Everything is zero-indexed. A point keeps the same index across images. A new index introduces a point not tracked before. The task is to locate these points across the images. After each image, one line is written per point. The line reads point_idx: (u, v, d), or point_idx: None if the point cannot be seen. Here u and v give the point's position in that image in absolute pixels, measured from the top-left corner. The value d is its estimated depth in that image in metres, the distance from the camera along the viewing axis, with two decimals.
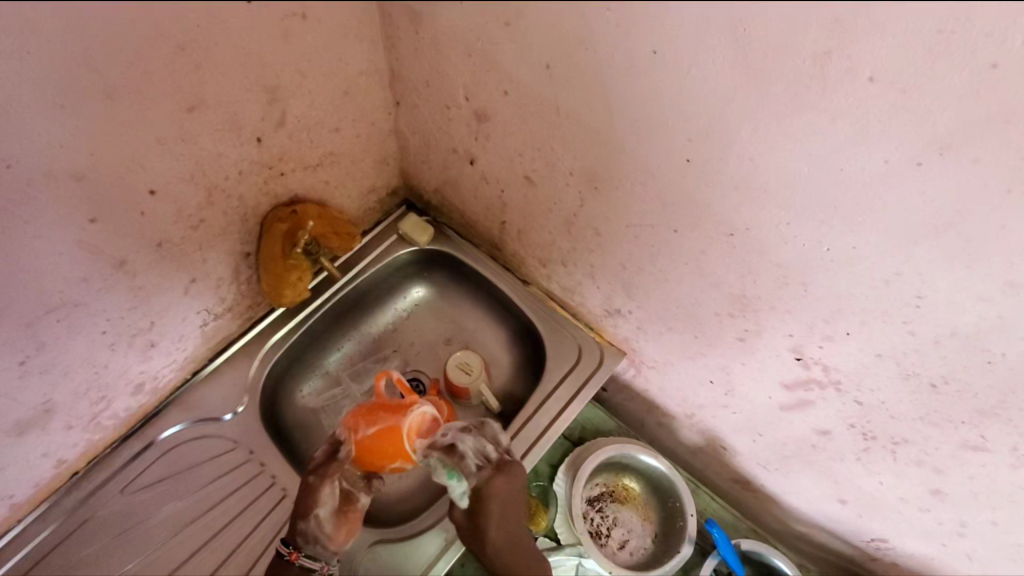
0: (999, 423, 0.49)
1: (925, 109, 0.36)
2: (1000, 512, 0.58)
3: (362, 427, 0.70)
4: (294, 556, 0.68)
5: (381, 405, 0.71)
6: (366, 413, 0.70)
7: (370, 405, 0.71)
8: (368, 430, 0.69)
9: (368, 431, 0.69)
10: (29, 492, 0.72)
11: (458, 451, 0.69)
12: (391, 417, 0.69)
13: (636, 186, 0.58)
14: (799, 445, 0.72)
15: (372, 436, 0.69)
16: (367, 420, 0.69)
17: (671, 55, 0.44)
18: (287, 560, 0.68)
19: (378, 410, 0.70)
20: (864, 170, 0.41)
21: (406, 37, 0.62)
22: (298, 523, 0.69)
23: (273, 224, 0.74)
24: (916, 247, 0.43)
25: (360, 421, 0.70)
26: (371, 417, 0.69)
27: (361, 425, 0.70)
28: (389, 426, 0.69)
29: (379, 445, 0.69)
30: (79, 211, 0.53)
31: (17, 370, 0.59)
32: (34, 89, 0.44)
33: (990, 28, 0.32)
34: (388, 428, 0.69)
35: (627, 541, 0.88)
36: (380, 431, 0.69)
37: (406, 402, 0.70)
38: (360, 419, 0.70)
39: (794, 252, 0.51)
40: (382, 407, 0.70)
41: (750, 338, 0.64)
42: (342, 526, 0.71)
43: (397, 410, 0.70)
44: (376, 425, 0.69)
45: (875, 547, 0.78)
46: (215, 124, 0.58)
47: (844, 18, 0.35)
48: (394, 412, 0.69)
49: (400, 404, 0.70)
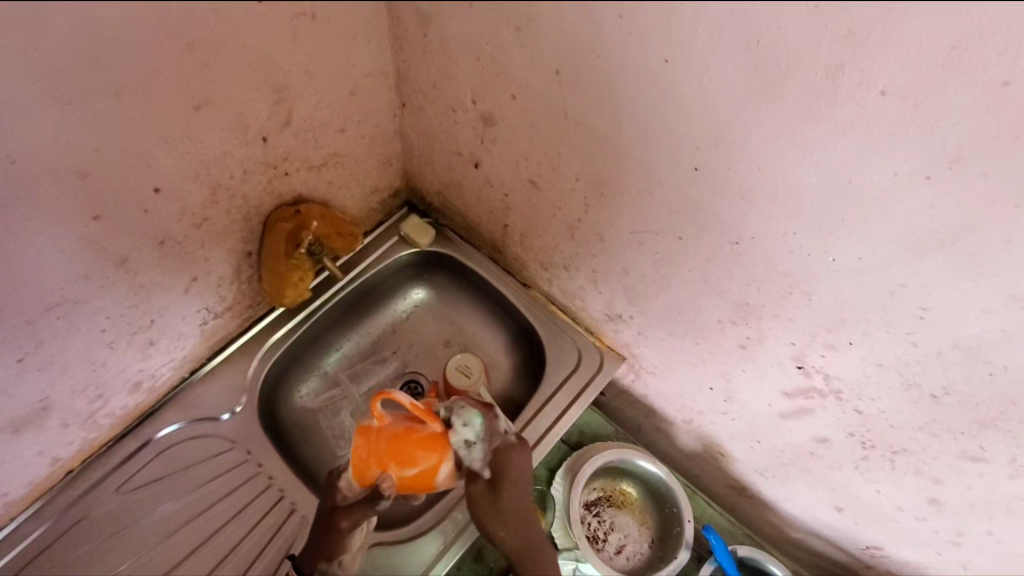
0: (997, 434, 0.50)
1: (935, 125, 0.37)
2: (997, 522, 0.58)
3: (394, 467, 0.63)
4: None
5: (410, 442, 0.62)
6: (396, 455, 0.62)
7: (392, 440, 0.62)
8: (404, 470, 0.63)
9: (407, 474, 0.63)
10: (23, 489, 0.71)
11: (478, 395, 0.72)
12: (431, 456, 0.63)
13: (643, 193, 0.58)
14: (798, 453, 0.72)
15: (410, 476, 0.64)
16: (403, 463, 0.62)
17: (685, 61, 0.44)
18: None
19: (410, 448, 0.62)
20: (873, 182, 0.42)
21: (414, 39, 0.62)
22: (320, 563, 0.69)
23: (276, 224, 0.73)
24: (921, 260, 0.44)
25: (395, 465, 0.63)
26: (406, 459, 0.62)
27: (394, 466, 0.63)
28: (428, 466, 0.63)
29: (419, 482, 0.64)
30: (83, 208, 0.53)
31: (15, 367, 0.58)
32: (43, 86, 0.43)
33: (1003, 47, 0.32)
34: (429, 466, 0.63)
35: (623, 546, 0.88)
36: (420, 471, 0.63)
37: (439, 433, 0.63)
38: (390, 460, 0.63)
39: (799, 261, 0.51)
40: (409, 443, 0.62)
41: (751, 345, 0.64)
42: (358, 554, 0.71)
43: (435, 443, 0.63)
44: (414, 466, 0.63)
45: (871, 555, 0.78)
46: (222, 122, 0.58)
47: (859, 31, 0.36)
48: (435, 448, 0.63)
49: (434, 434, 0.63)
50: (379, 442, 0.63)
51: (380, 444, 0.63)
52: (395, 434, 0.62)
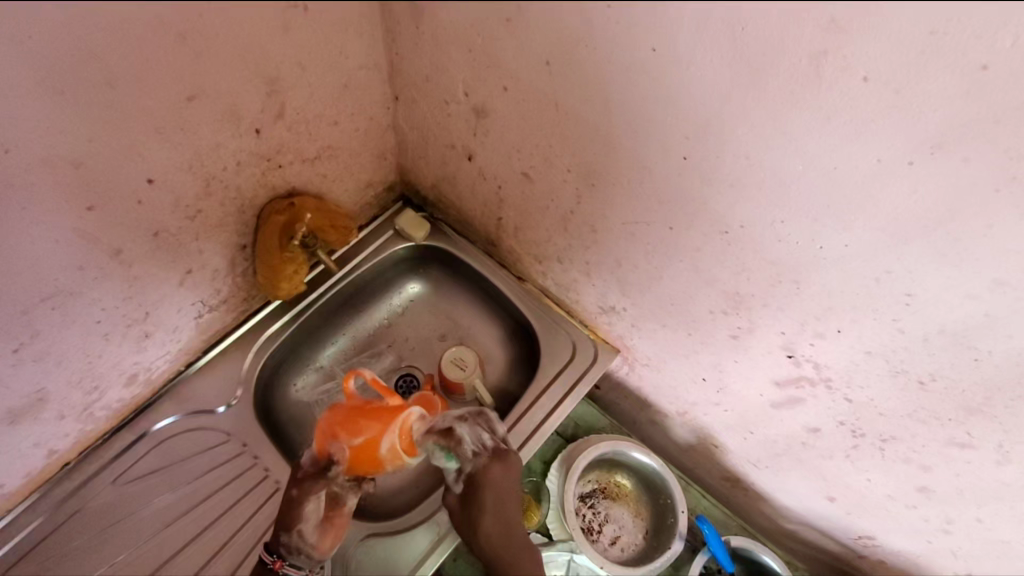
0: (984, 420, 0.50)
1: (916, 110, 0.37)
2: (986, 509, 0.58)
3: (345, 436, 0.69)
4: (277, 565, 0.69)
5: (362, 412, 0.69)
6: (346, 421, 0.69)
7: (348, 411, 0.70)
8: (353, 439, 0.69)
9: (353, 442, 0.69)
10: (19, 482, 0.71)
11: (457, 436, 0.71)
12: (375, 426, 0.68)
13: (634, 184, 0.58)
14: (789, 443, 0.73)
15: (358, 446, 0.69)
16: (350, 431, 0.68)
17: (672, 51, 0.44)
18: (272, 568, 0.69)
19: (360, 419, 0.69)
20: (857, 168, 0.42)
21: (406, 31, 0.62)
22: (280, 535, 0.70)
23: (272, 216, 0.75)
24: (906, 246, 0.44)
25: (342, 430, 0.69)
26: (353, 427, 0.68)
27: (343, 435, 0.69)
28: (371, 435, 0.68)
29: (365, 454, 0.69)
30: (76, 199, 0.53)
31: (11, 358, 0.58)
32: (33, 76, 0.43)
33: (981, 31, 0.32)
34: (372, 438, 0.68)
35: (618, 536, 0.89)
36: (364, 441, 0.68)
37: (388, 408, 0.69)
38: (342, 428, 0.69)
39: (787, 249, 0.52)
40: (361, 414, 0.69)
41: (742, 335, 0.64)
42: (325, 534, 0.71)
43: (383, 415, 0.69)
44: (359, 434, 0.68)
45: (863, 545, 0.79)
46: (214, 114, 0.58)
47: (841, 19, 0.36)
48: (379, 420, 0.68)
49: (385, 408, 0.69)
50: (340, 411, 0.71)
51: (339, 413, 0.71)
52: (352, 406, 0.70)
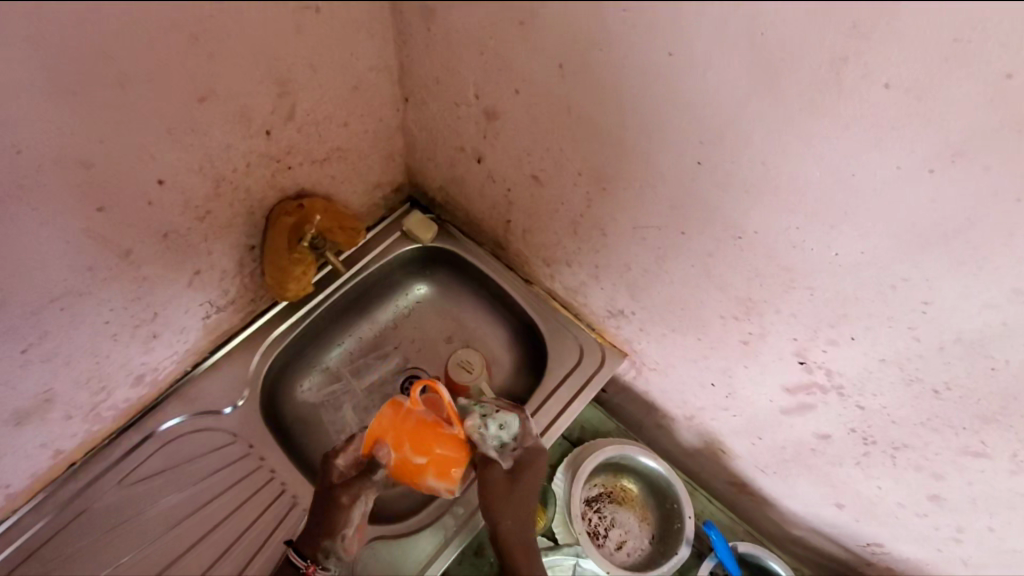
0: (999, 430, 0.50)
1: (939, 115, 0.37)
2: (998, 519, 0.58)
3: (408, 448, 0.66)
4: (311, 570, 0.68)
5: (434, 433, 0.67)
6: (414, 436, 0.66)
7: (419, 427, 0.67)
8: (416, 455, 0.67)
9: (416, 459, 0.67)
10: (26, 482, 0.71)
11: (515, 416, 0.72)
12: (446, 454, 0.67)
13: (646, 188, 0.58)
14: (798, 449, 0.72)
15: (416, 463, 0.67)
16: (419, 449, 0.66)
17: (690, 55, 0.44)
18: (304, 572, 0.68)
19: (433, 441, 0.66)
20: (877, 174, 0.42)
21: (418, 33, 0.62)
22: (323, 539, 0.69)
23: (279, 217, 0.74)
24: (924, 255, 0.44)
25: (406, 443, 0.66)
26: (423, 446, 0.66)
27: (408, 447, 0.66)
28: (438, 462, 0.67)
29: (418, 472, 0.67)
30: (87, 200, 0.53)
31: (19, 358, 0.58)
32: (46, 76, 0.43)
33: (1006, 38, 0.32)
34: (439, 464, 0.67)
35: (625, 541, 0.89)
36: (426, 461, 0.67)
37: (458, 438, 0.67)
38: (407, 441, 0.66)
39: (801, 256, 0.51)
40: (432, 433, 0.67)
41: (752, 341, 0.64)
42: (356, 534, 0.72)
43: (453, 443, 0.67)
44: (426, 454, 0.67)
45: (871, 552, 0.78)
46: (225, 115, 0.58)
47: (862, 25, 0.36)
48: (451, 449, 0.67)
49: (454, 438, 0.67)
50: (404, 419, 0.67)
51: (404, 421, 0.67)
52: (424, 420, 0.67)
